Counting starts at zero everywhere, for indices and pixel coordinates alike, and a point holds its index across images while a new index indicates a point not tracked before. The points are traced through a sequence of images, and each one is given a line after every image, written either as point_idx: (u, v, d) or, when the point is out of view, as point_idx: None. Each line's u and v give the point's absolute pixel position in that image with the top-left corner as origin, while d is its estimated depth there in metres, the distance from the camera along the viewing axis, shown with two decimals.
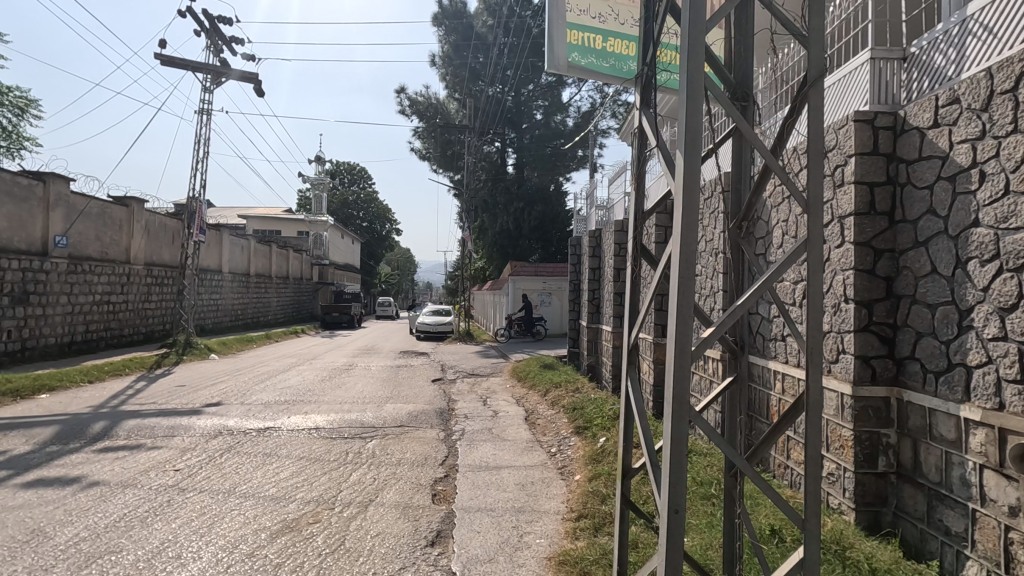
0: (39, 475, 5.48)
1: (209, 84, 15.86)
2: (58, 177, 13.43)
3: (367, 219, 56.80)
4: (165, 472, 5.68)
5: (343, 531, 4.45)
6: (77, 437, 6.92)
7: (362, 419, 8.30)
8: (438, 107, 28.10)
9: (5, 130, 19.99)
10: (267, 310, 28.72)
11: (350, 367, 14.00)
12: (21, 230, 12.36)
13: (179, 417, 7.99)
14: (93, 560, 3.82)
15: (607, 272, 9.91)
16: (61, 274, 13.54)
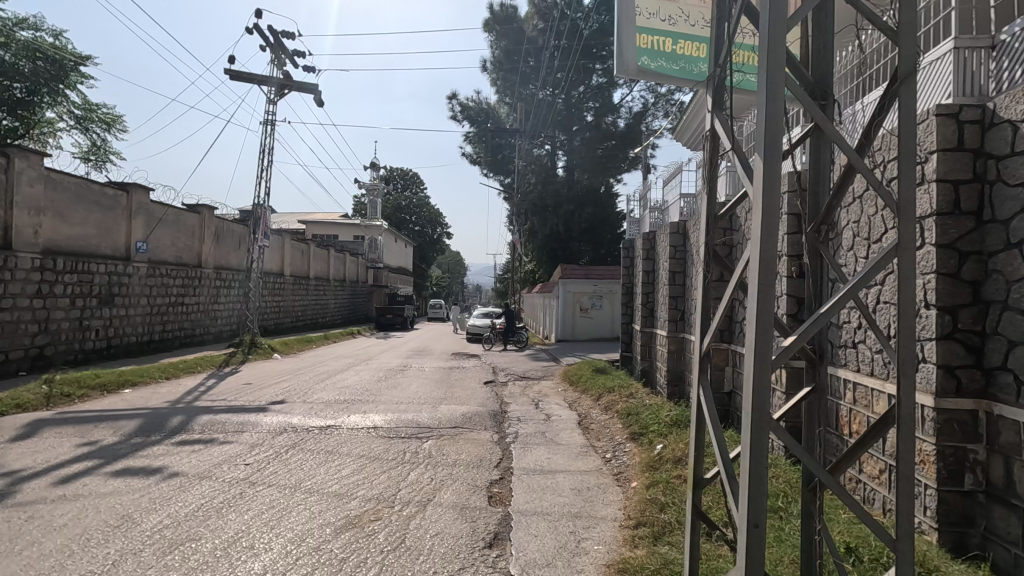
0: (125, 465, 5.90)
1: (273, 96, 16.66)
2: (139, 187, 14.45)
3: (419, 223, 58.04)
4: (237, 465, 6.00)
5: (403, 529, 4.56)
6: (157, 430, 7.40)
7: (417, 419, 8.48)
8: (489, 111, 28.48)
9: (95, 145, 21.60)
10: (325, 312, 29.79)
11: (404, 367, 14.32)
12: (108, 237, 13.35)
13: (247, 413, 8.41)
14: (177, 546, 4.07)
15: (662, 275, 9.70)
16: (141, 278, 14.51)
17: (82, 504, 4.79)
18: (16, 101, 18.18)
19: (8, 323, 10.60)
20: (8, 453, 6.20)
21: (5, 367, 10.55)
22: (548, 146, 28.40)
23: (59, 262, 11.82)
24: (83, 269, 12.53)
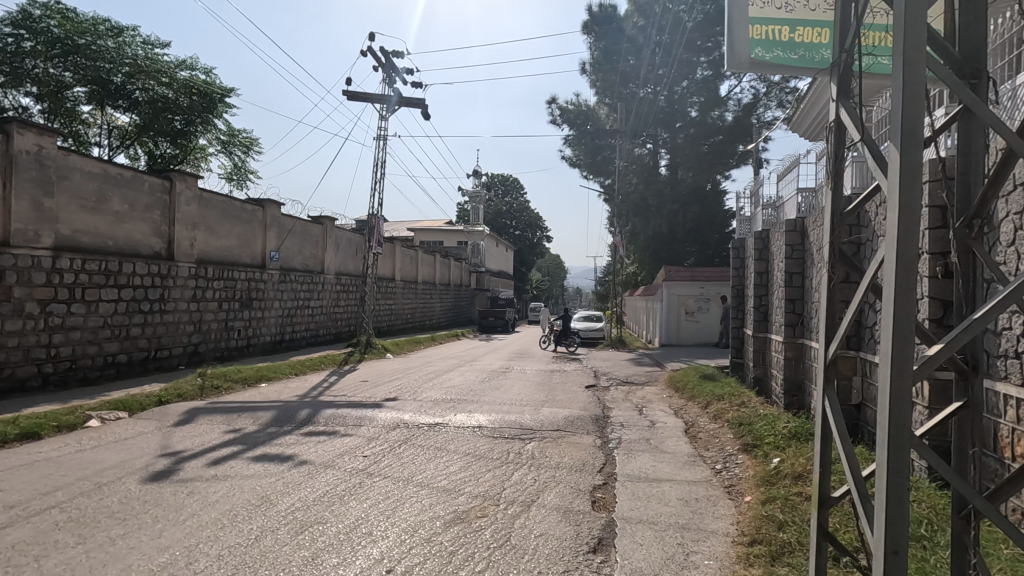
0: (263, 451, 6.60)
1: (385, 112, 17.81)
2: (272, 203, 16.13)
3: (520, 228, 59.19)
4: (356, 456, 6.49)
5: (509, 528, 4.67)
6: (289, 421, 8.20)
7: (520, 420, 8.63)
8: (589, 113, 28.35)
9: (237, 166, 24.42)
10: (432, 314, 31.22)
11: (506, 369, 14.64)
12: (247, 247, 15.03)
13: (365, 409, 9.06)
14: (307, 527, 4.49)
15: (777, 277, 9.03)
16: (275, 283, 16.16)
17: (230, 484, 5.43)
18: (177, 132, 21.06)
19: (171, 323, 12.29)
20: (172, 436, 7.19)
21: (169, 361, 12.24)
22: (650, 145, 27.70)
23: (209, 271, 13.51)
24: (228, 276, 14.21)
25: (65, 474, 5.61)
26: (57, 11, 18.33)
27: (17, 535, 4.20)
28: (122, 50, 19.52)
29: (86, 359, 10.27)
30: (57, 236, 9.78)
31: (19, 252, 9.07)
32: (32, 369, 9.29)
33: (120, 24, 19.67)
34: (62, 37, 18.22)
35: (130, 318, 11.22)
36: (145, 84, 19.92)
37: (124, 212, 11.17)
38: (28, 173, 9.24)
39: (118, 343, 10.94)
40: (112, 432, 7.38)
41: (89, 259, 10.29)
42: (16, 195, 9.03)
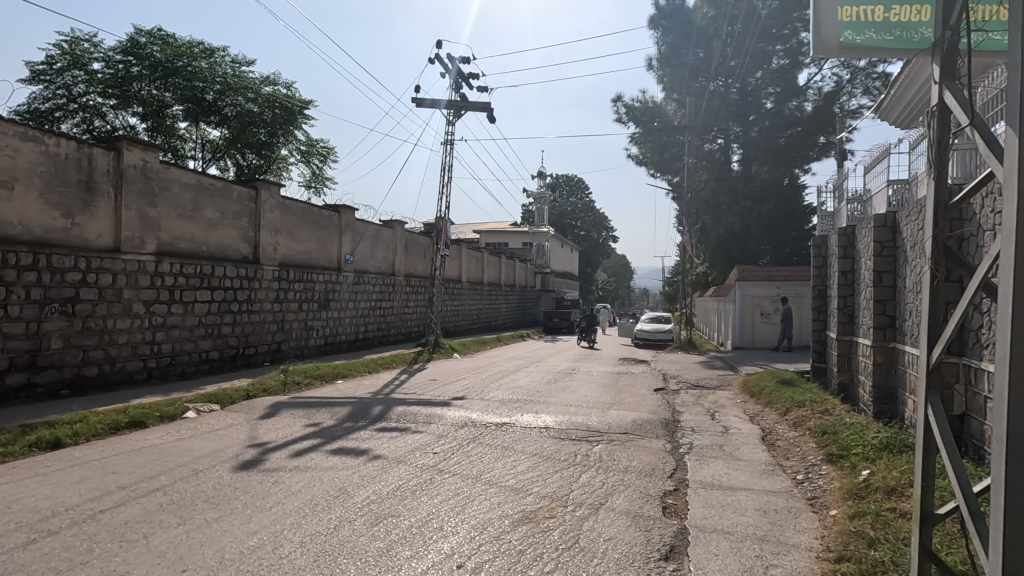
0: (340, 445, 6.91)
1: (452, 117, 18.23)
2: (347, 208, 16.90)
3: (585, 228, 58.85)
4: (427, 453, 6.68)
5: (577, 530, 4.64)
6: (364, 416, 8.56)
7: (588, 422, 8.55)
8: (656, 110, 27.75)
9: (315, 174, 25.78)
10: (498, 315, 31.53)
11: (573, 371, 14.54)
12: (325, 251, 15.84)
13: (435, 407, 9.30)
14: (381, 519, 4.65)
15: (864, 276, 8.44)
16: (350, 285, 16.92)
17: (311, 475, 5.74)
18: (262, 144, 22.48)
19: (257, 323, 13.15)
20: (259, 428, 7.70)
21: (255, 358, 13.11)
22: (721, 140, 26.48)
23: (291, 273, 14.35)
24: (307, 278, 15.03)
25: (167, 460, 6.13)
26: (159, 38, 20.23)
27: (127, 514, 4.64)
28: (214, 69, 21.12)
29: (184, 356, 11.18)
30: (159, 243, 10.71)
31: (127, 258, 10.00)
32: (139, 363, 10.23)
33: (212, 46, 21.33)
34: (164, 61, 20.06)
35: (221, 318, 12.11)
36: (234, 100, 21.55)
37: (216, 219, 12.07)
38: (135, 186, 10.18)
39: (211, 341, 11.84)
40: (206, 423, 8.00)
41: (186, 264, 11.21)
42: (125, 206, 9.96)
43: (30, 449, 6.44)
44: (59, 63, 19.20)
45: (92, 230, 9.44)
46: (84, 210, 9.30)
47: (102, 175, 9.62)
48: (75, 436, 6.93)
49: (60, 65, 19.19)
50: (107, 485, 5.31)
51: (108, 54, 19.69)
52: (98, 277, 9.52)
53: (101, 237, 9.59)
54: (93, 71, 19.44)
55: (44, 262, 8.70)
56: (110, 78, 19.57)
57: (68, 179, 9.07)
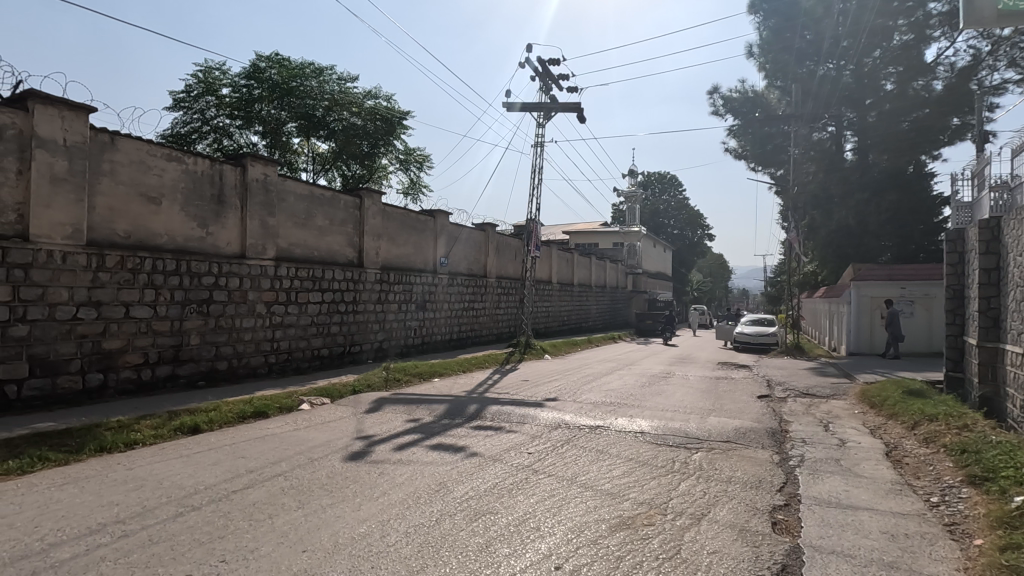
0: (438, 441, 7.17)
1: (542, 120, 18.34)
2: (442, 213, 17.55)
3: (678, 227, 56.81)
4: (522, 452, 6.75)
5: (679, 540, 4.46)
6: (460, 414, 8.82)
7: (686, 428, 8.21)
8: (757, 100, 26.19)
9: (412, 181, 26.99)
10: (588, 317, 31.21)
11: (668, 375, 14.04)
12: (421, 254, 16.56)
13: (528, 407, 9.38)
14: (480, 515, 4.77)
15: (1012, 274, 7.42)
16: (444, 286, 17.55)
17: (413, 468, 6.01)
18: (364, 154, 23.88)
19: (362, 322, 14.02)
20: (364, 422, 8.19)
21: (360, 356, 13.96)
22: (832, 127, 24.66)
23: (391, 276, 15.14)
24: (406, 280, 15.79)
25: (286, 448, 6.70)
26: (277, 62, 22.36)
27: (255, 495, 5.11)
28: (323, 87, 22.87)
29: (299, 352, 12.16)
30: (278, 249, 11.73)
31: (251, 263, 11.04)
32: (261, 359, 11.25)
33: (322, 66, 23.14)
34: (280, 82, 22.09)
35: (331, 317, 13.04)
36: (340, 114, 23.13)
37: (326, 226, 13.02)
38: (258, 198, 11.23)
39: (322, 339, 12.79)
40: (319, 415, 8.64)
41: (300, 268, 12.19)
42: (249, 216, 11.02)
43: (175, 433, 7.30)
44: (195, 90, 21.73)
45: (223, 238, 10.54)
46: (216, 220, 10.41)
47: (231, 189, 10.71)
48: (210, 423, 7.77)
49: (196, 92, 21.70)
50: (238, 468, 5.90)
51: (234, 80, 21.93)
52: (227, 280, 10.59)
53: (230, 245, 10.68)
54: (223, 95, 21.77)
55: (185, 267, 9.84)
56: (236, 101, 21.77)
57: (203, 194, 10.19)
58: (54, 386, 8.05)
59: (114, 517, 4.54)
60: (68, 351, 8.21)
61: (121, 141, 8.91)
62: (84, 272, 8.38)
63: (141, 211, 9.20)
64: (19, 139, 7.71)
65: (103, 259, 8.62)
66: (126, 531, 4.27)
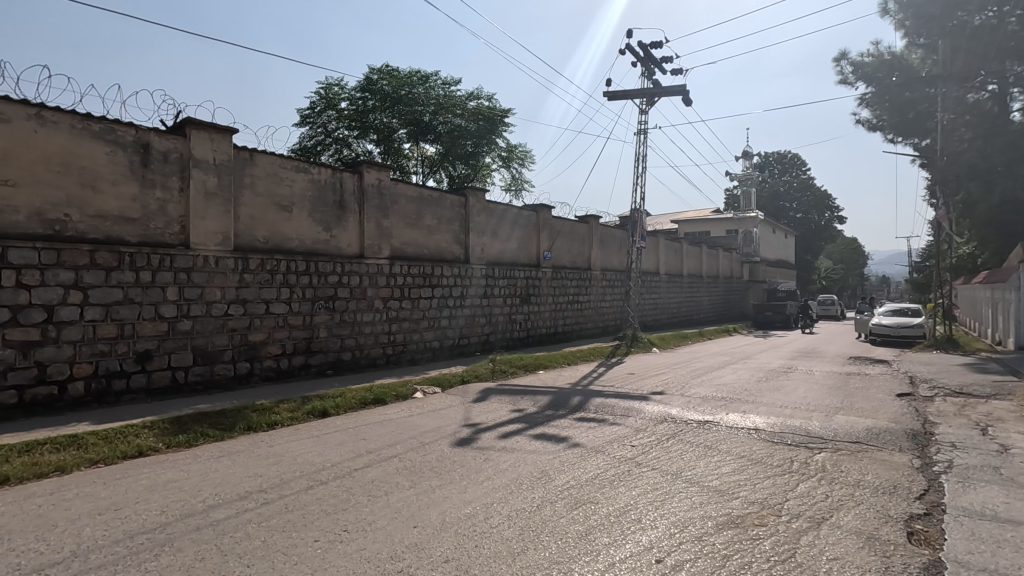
0: (542, 431, 7.30)
1: (645, 106, 17.78)
2: (544, 207, 17.71)
3: (802, 210, 52.18)
4: (626, 445, 6.66)
5: (794, 543, 4.18)
6: (564, 406, 8.88)
7: (807, 426, 7.60)
8: (894, 62, 23.16)
9: (515, 178, 27.47)
10: (699, 309, 29.76)
11: (789, 369, 13.03)
12: (525, 249, 16.87)
13: (633, 400, 9.21)
14: (580, 504, 4.80)
15: None
16: (548, 280, 17.70)
17: (516, 455, 6.19)
18: (469, 154, 25.02)
19: (470, 316, 14.60)
20: (472, 410, 8.56)
21: (469, 348, 14.54)
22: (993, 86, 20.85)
23: (497, 271, 15.59)
24: (511, 275, 16.15)
25: (400, 433, 7.20)
26: (387, 73, 23.83)
27: (373, 474, 5.58)
28: (428, 92, 23.99)
29: (413, 344, 12.96)
30: (392, 249, 12.58)
31: (369, 262, 11.96)
32: (379, 350, 12.15)
33: (427, 73, 24.34)
34: (390, 92, 23.52)
35: (441, 312, 13.73)
36: (445, 117, 24.18)
37: (434, 225, 13.72)
38: (373, 202, 12.11)
39: (434, 332, 13.51)
40: (430, 403, 9.18)
41: (412, 265, 12.97)
42: (366, 219, 11.92)
43: (308, 416, 8.16)
44: (318, 106, 23.82)
45: (344, 240, 11.52)
46: (338, 224, 11.40)
47: (350, 195, 11.67)
48: (337, 408, 8.57)
49: (320, 108, 23.78)
50: (359, 449, 6.47)
51: (351, 93, 23.70)
52: (349, 279, 11.57)
53: (351, 246, 11.65)
54: (342, 108, 23.63)
55: (313, 268, 10.89)
56: (353, 113, 23.51)
57: (327, 200, 11.21)
58: (213, 373, 9.33)
59: (258, 486, 5.20)
60: (222, 342, 9.46)
61: (259, 157, 10.07)
62: (232, 274, 9.60)
63: (276, 218, 10.34)
64: (180, 161, 9.01)
65: (247, 262, 9.81)
66: (266, 499, 4.87)
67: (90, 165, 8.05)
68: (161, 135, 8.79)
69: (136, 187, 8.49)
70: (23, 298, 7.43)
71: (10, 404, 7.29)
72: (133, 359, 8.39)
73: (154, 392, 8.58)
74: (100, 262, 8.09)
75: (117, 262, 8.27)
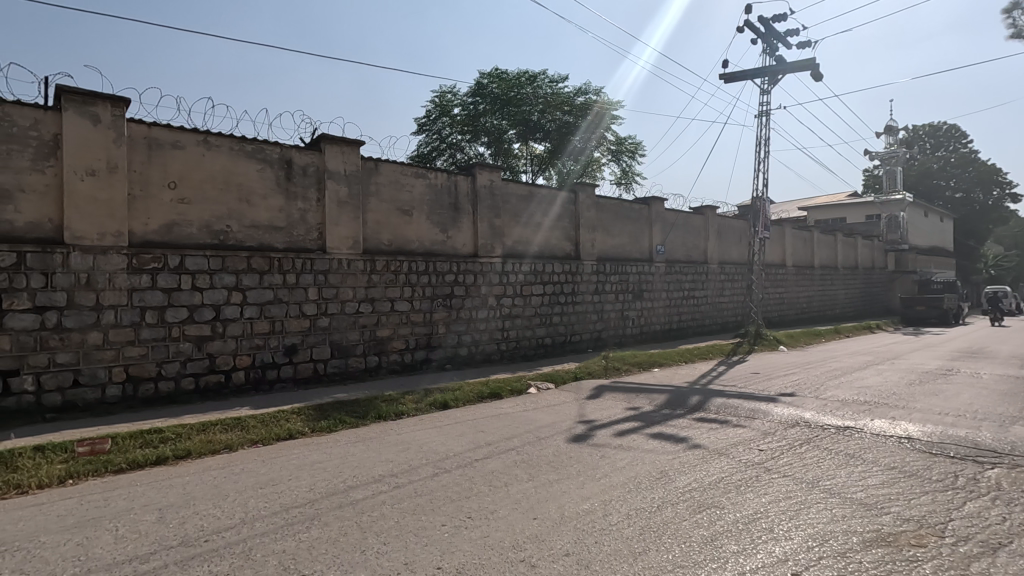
0: (659, 430, 7.09)
1: (767, 86, 16.50)
2: (656, 199, 17.15)
3: (962, 188, 45.31)
4: (752, 449, 6.26)
5: (961, 570, 3.66)
6: (681, 406, 8.54)
7: (974, 437, 6.61)
8: None
9: (625, 171, 26.90)
10: (834, 303, 27.04)
11: (948, 372, 11.39)
12: (636, 243, 16.46)
13: (759, 402, 8.61)
14: (704, 508, 4.60)
15: None
16: (662, 275, 17.10)
17: (633, 454, 6.08)
18: (577, 150, 25.35)
19: (581, 313, 14.54)
20: (586, 407, 8.54)
21: (580, 345, 14.49)
22: None
23: (608, 267, 15.37)
24: (622, 271, 15.84)
25: (516, 427, 7.38)
26: (496, 76, 24.40)
27: (493, 465, 5.79)
28: (536, 92, 24.35)
29: (526, 340, 13.20)
30: (504, 247, 12.92)
31: (483, 261, 12.38)
32: (494, 346, 12.53)
33: (534, 73, 24.64)
34: (499, 94, 24.09)
35: (553, 308, 13.83)
36: (554, 115, 24.55)
37: (545, 223, 13.86)
38: (486, 202, 12.53)
39: (546, 329, 13.65)
40: (545, 398, 9.29)
41: (524, 263, 13.21)
42: (480, 219, 12.37)
43: (430, 407, 8.63)
44: (433, 114, 24.99)
45: (459, 240, 12.05)
46: (453, 225, 11.94)
47: (464, 197, 12.17)
48: (456, 400, 8.98)
49: (434, 115, 24.94)
50: (479, 440, 6.73)
51: (463, 99, 24.59)
52: (465, 277, 12.06)
53: (466, 246, 12.15)
54: (454, 114, 24.54)
55: (432, 267, 11.50)
56: (465, 118, 24.37)
57: (444, 203, 11.78)
58: (347, 365, 10.21)
59: (390, 471, 5.62)
60: (354, 337, 10.32)
61: (383, 166, 10.83)
62: (361, 275, 10.42)
63: (399, 222, 11.07)
64: (317, 174, 9.97)
65: (374, 264, 10.60)
66: (397, 483, 5.25)
67: (245, 182, 9.17)
68: (301, 152, 9.78)
69: (281, 199, 9.54)
70: (197, 299, 8.62)
71: (189, 389, 8.51)
72: (282, 351, 9.44)
73: (299, 382, 9.59)
74: (255, 266, 9.19)
75: (268, 266, 9.34)
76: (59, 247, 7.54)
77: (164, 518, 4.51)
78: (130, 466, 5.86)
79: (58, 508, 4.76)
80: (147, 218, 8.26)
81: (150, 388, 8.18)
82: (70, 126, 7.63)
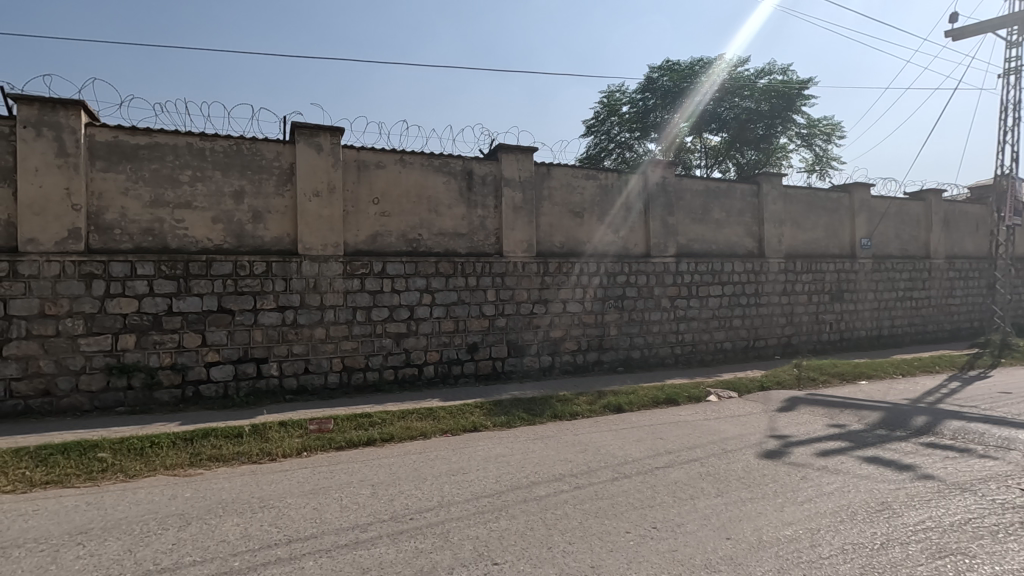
0: (874, 454, 6.10)
1: (1016, 37, 13.35)
2: (860, 185, 14.91)
3: None
4: (1010, 487, 5.05)
5: None
6: (902, 427, 7.24)
7: None
8: None
9: (819, 156, 23.92)
10: None
11: None
12: (835, 237, 14.50)
13: (1017, 429, 6.92)
14: (947, 554, 3.82)
15: None
16: (868, 273, 14.79)
17: (843, 479, 5.32)
18: (760, 138, 23.20)
19: (767, 315, 13.23)
20: (779, 420, 7.71)
21: (766, 350, 13.19)
22: None
23: (799, 264, 13.77)
24: (817, 268, 14.06)
25: (699, 436, 6.95)
26: (667, 68, 23.40)
27: (675, 475, 5.52)
28: (712, 82, 22.85)
29: (703, 344, 12.43)
30: (678, 246, 12.34)
31: (656, 261, 11.95)
32: (668, 349, 12.03)
33: (710, 59, 23.18)
34: (671, 87, 23.07)
35: (733, 311, 12.81)
36: (732, 102, 23.11)
37: (723, 219, 12.94)
38: (658, 201, 12.10)
39: (725, 333, 12.70)
40: (729, 408, 8.60)
41: (700, 262, 12.45)
42: (652, 218, 11.99)
43: (604, 409, 8.58)
44: (602, 115, 24.90)
45: (630, 241, 11.84)
46: (625, 226, 11.76)
47: (636, 195, 11.89)
48: (630, 403, 8.79)
49: (603, 117, 24.85)
50: (659, 448, 6.48)
51: (632, 96, 24.11)
52: (637, 278, 11.76)
53: (637, 246, 11.87)
54: (623, 113, 24.18)
55: (603, 268, 11.41)
56: (634, 116, 23.88)
57: (615, 203, 11.65)
58: (522, 363, 10.64)
59: (570, 471, 5.68)
60: (529, 337, 10.70)
61: (555, 170, 11.07)
62: (535, 277, 10.76)
63: (571, 225, 11.21)
64: (495, 182, 10.56)
65: (547, 266, 10.88)
66: (578, 484, 5.27)
67: (433, 194, 10.07)
68: (481, 162, 10.44)
69: (464, 208, 10.29)
70: (396, 300, 9.69)
71: (390, 380, 9.62)
72: (465, 348, 10.18)
73: (481, 377, 10.26)
74: (442, 270, 10.03)
75: (453, 270, 10.12)
76: (294, 257, 9.04)
77: (376, 494, 5.11)
78: (348, 444, 6.78)
79: (299, 475, 5.71)
80: (358, 230, 9.53)
81: (360, 377, 9.42)
82: (301, 155, 9.13)
